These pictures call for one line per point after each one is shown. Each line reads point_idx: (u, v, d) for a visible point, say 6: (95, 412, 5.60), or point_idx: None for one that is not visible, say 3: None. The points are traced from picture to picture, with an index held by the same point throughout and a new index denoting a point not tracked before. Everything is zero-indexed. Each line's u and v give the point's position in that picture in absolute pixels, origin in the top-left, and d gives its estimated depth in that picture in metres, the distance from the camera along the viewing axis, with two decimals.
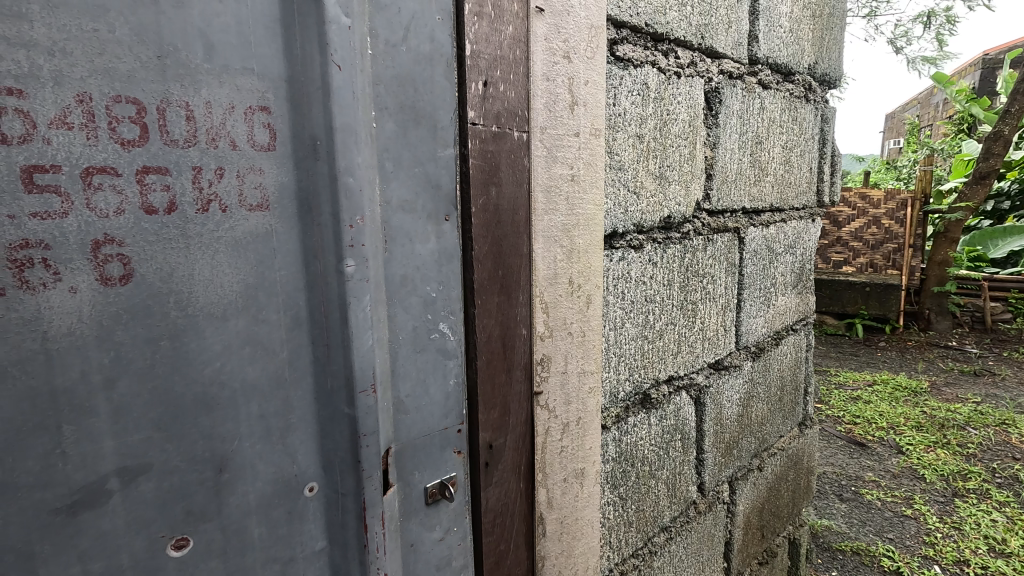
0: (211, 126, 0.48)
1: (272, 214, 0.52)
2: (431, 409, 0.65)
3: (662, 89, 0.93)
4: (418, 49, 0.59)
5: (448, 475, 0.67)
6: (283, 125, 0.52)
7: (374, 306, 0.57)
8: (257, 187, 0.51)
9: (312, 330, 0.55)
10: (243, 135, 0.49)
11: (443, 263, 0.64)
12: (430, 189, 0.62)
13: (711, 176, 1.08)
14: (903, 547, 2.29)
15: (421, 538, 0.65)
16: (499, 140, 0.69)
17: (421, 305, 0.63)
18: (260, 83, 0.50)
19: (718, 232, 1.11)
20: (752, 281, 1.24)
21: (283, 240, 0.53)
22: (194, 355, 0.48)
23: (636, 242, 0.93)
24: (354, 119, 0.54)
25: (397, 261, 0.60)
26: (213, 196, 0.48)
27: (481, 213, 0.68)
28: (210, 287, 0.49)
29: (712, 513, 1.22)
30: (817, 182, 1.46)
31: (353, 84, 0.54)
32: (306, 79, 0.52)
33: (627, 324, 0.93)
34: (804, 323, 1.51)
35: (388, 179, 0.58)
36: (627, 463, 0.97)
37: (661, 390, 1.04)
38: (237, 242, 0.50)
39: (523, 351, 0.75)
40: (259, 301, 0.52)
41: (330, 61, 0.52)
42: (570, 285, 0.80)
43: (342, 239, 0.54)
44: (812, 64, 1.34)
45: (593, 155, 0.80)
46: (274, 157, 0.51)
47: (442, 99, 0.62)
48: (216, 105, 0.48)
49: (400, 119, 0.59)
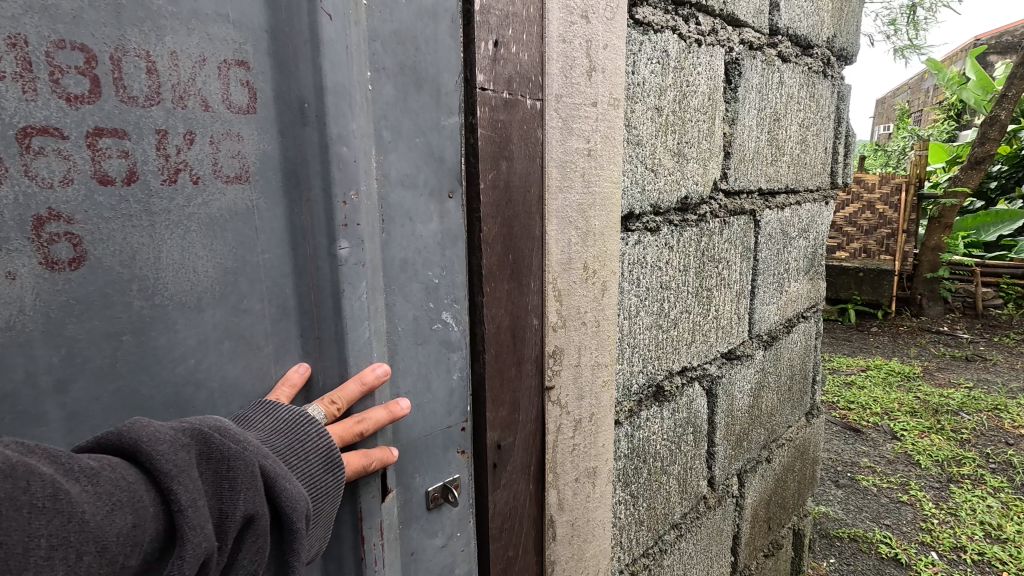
0: (179, 81, 0.40)
1: (254, 187, 0.44)
2: (433, 407, 0.58)
3: (682, 58, 0.85)
4: (419, 2, 0.51)
5: (451, 477, 0.61)
6: (265, 84, 0.44)
7: (372, 294, 0.50)
8: (236, 155, 0.43)
9: (301, 321, 0.49)
10: (218, 93, 0.42)
11: (446, 246, 0.57)
12: (433, 163, 0.54)
13: (728, 154, 1.01)
14: (899, 533, 2.29)
15: (421, 546, 0.59)
16: (511, 108, 0.62)
17: (422, 293, 0.56)
18: (236, 32, 0.42)
19: (733, 215, 1.05)
20: (766, 266, 1.18)
21: (267, 219, 0.45)
22: (164, 354, 0.41)
23: (652, 224, 0.86)
24: (348, 79, 0.46)
25: (396, 244, 0.52)
26: (183, 164, 0.41)
27: (490, 189, 0.61)
28: (181, 274, 0.42)
29: (721, 508, 1.17)
30: (831, 163, 1.39)
31: (348, 36, 0.46)
32: (292, 30, 0.44)
33: (642, 312, 0.86)
34: (814, 310, 1.46)
35: (386, 151, 0.51)
36: (639, 459, 0.91)
37: (674, 382, 0.98)
38: (213, 219, 0.42)
39: (534, 343, 0.69)
40: (240, 290, 0.45)
41: (320, 8, 0.44)
42: (585, 270, 0.73)
43: (337, 218, 0.47)
44: (830, 38, 1.27)
45: (612, 127, 0.72)
46: (256, 121, 0.44)
47: (446, 59, 0.54)
48: (185, 56, 0.40)
49: (401, 81, 0.51)
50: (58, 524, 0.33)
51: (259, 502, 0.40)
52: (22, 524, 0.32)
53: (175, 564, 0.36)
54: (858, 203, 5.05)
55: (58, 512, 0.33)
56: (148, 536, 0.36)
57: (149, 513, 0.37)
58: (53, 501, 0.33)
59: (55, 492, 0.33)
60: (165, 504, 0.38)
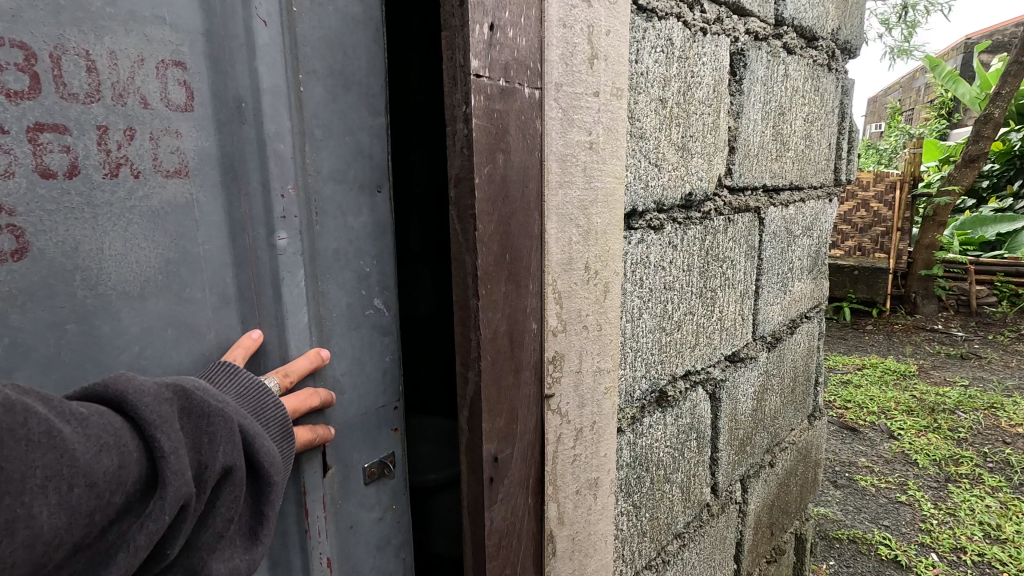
0: (117, 81, 0.43)
1: (193, 181, 0.48)
2: (367, 387, 0.63)
3: (686, 47, 0.81)
4: (345, 11, 0.56)
5: (386, 453, 0.66)
6: (201, 85, 0.48)
7: (306, 281, 0.55)
8: (175, 150, 0.46)
9: (241, 307, 0.52)
10: (156, 92, 0.45)
11: (377, 236, 0.61)
12: (362, 159, 0.59)
13: (734, 149, 0.97)
14: (899, 535, 2.26)
15: (359, 520, 0.64)
16: (507, 96, 0.58)
17: (355, 281, 0.60)
18: (173, 34, 0.46)
19: (738, 212, 1.01)
20: (770, 265, 1.14)
21: (206, 212, 0.49)
22: (105, 339, 0.44)
23: (656, 222, 0.82)
24: (279, 81, 0.51)
25: (330, 234, 0.57)
26: (124, 159, 0.44)
27: (485, 185, 0.57)
28: (123, 264, 0.44)
29: (725, 515, 1.14)
30: (836, 159, 1.36)
31: (279, 43, 0.51)
32: (227, 34, 0.49)
33: (645, 315, 0.82)
34: (817, 310, 1.42)
35: (318, 147, 0.55)
36: (642, 467, 0.87)
37: (678, 387, 0.94)
38: (154, 212, 0.45)
39: (531, 349, 0.65)
40: (181, 278, 0.48)
41: (253, 17, 0.49)
42: (587, 270, 0.69)
43: (273, 210, 0.52)
44: (835, 30, 1.23)
45: (615, 118, 0.68)
46: (193, 119, 0.47)
47: (372, 64, 0.59)
48: (123, 56, 0.43)
49: (329, 84, 0.55)
50: (51, 459, 0.37)
51: (237, 455, 0.46)
52: (19, 455, 0.36)
53: (156, 503, 0.41)
54: (852, 201, 5.04)
55: (52, 449, 0.38)
56: (133, 474, 0.41)
57: (134, 457, 0.41)
58: (48, 437, 0.37)
59: (51, 429, 0.38)
60: (148, 450, 0.42)
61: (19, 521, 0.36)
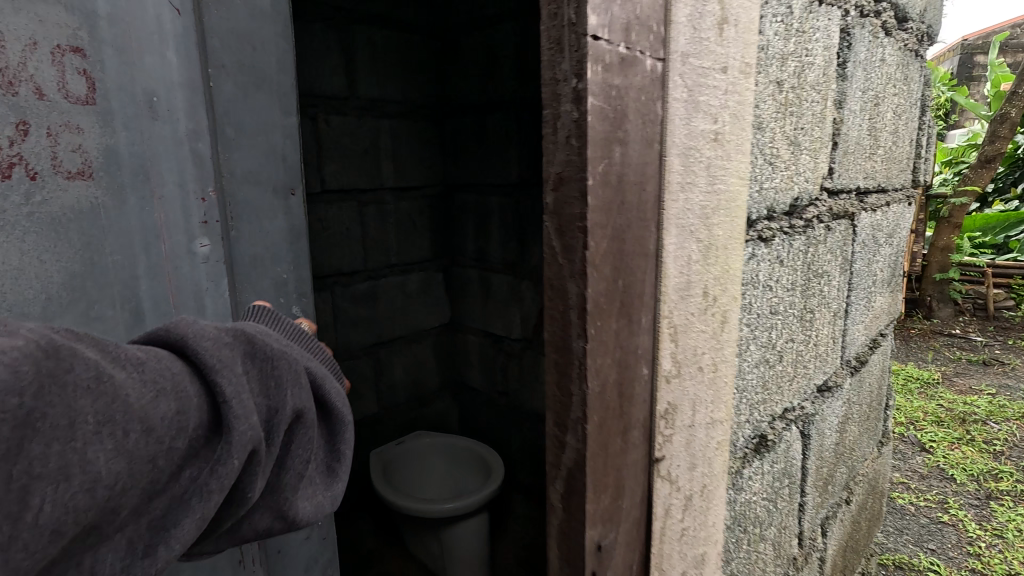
0: (10, 67, 0.41)
1: (97, 183, 0.47)
2: None
3: (804, 19, 0.66)
4: (254, 4, 0.56)
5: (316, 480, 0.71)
6: (102, 75, 0.47)
7: (221, 288, 0.56)
8: (76, 149, 0.46)
9: (157, 314, 0.52)
10: (53, 82, 0.44)
11: (292, 243, 0.63)
12: (274, 158, 0.60)
13: (836, 145, 0.82)
14: (946, 559, 2.12)
15: (286, 544, 0.67)
16: (627, 68, 0.43)
17: (272, 290, 0.61)
18: (67, 17, 0.44)
19: (837, 219, 0.86)
20: (859, 280, 0.99)
21: (114, 215, 0.49)
22: None
23: (767, 233, 0.67)
24: (184, 76, 0.52)
25: (243, 242, 0.58)
26: (18, 158, 0.43)
27: (599, 189, 0.42)
28: (26, 271, 0.44)
29: (809, 568, 0.99)
30: (915, 158, 1.21)
31: (186, 36, 0.52)
32: (132, 23, 0.48)
33: (751, 347, 0.67)
34: (892, 326, 1.27)
35: (230, 147, 0.56)
36: (740, 529, 0.72)
37: (775, 428, 0.78)
38: (54, 216, 0.45)
39: (641, 401, 0.50)
40: (87, 286, 0.48)
41: (161, 10, 0.50)
42: (704, 297, 0.54)
43: (187, 215, 0.53)
44: (925, 11, 1.09)
45: (741, 102, 0.53)
46: (95, 111, 0.46)
47: (284, 59, 0.60)
48: (11, 38, 0.41)
49: (241, 81, 0.56)
50: (105, 403, 0.30)
51: (304, 397, 0.43)
52: (66, 398, 0.29)
53: (225, 448, 0.36)
54: None
55: (104, 394, 0.31)
56: (189, 421, 0.35)
57: (190, 401, 0.35)
58: (95, 382, 0.31)
59: (98, 372, 0.31)
60: (207, 394, 0.36)
61: (70, 466, 0.29)
